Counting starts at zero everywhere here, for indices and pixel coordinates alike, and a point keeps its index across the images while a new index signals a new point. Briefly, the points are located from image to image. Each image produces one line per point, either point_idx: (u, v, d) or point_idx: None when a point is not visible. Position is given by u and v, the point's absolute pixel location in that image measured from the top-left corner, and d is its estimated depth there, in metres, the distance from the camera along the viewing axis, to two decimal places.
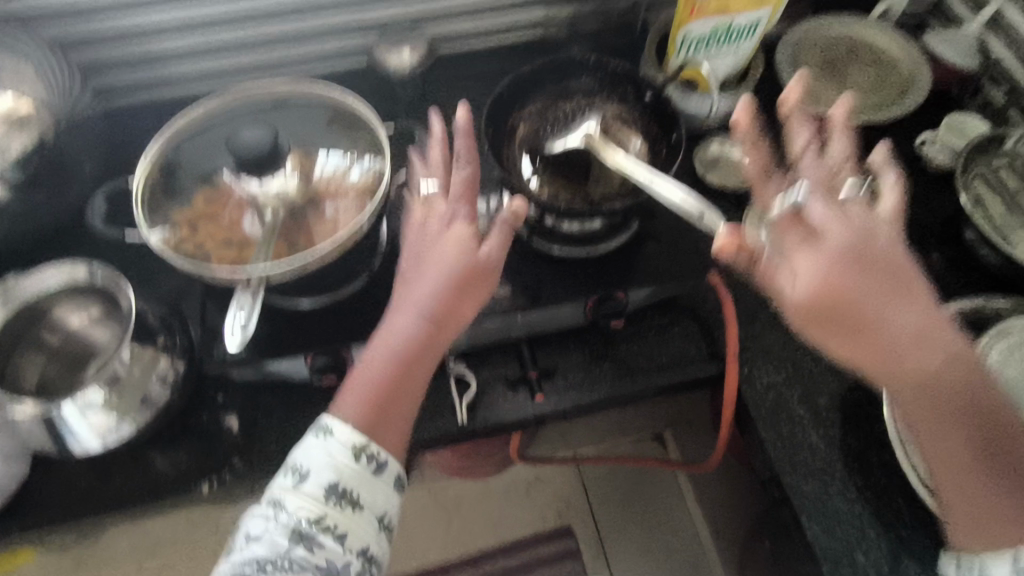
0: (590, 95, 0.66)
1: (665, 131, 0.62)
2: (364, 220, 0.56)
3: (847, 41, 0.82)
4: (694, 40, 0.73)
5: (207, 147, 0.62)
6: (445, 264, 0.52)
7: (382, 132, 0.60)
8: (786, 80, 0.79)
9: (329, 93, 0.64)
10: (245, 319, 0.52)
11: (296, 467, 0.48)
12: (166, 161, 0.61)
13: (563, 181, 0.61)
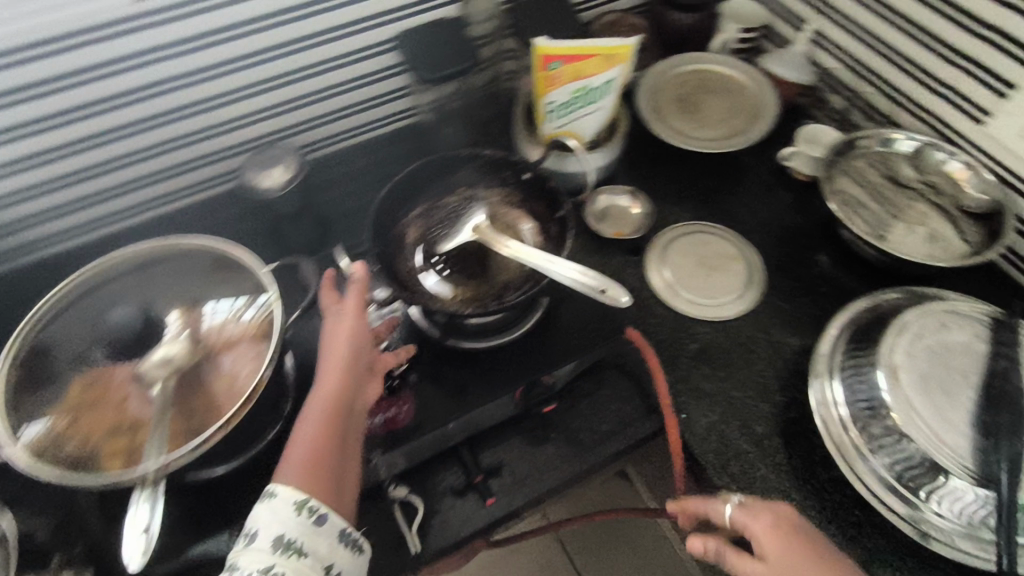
0: (471, 185, 0.67)
1: (550, 208, 0.64)
2: (263, 371, 0.52)
3: (696, 78, 0.86)
4: (558, 106, 0.75)
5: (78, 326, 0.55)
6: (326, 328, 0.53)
7: (264, 272, 0.57)
8: (650, 125, 0.81)
9: (210, 242, 0.59)
10: (148, 524, 0.47)
11: (246, 532, 0.44)
12: (27, 354, 0.52)
13: (464, 278, 0.62)
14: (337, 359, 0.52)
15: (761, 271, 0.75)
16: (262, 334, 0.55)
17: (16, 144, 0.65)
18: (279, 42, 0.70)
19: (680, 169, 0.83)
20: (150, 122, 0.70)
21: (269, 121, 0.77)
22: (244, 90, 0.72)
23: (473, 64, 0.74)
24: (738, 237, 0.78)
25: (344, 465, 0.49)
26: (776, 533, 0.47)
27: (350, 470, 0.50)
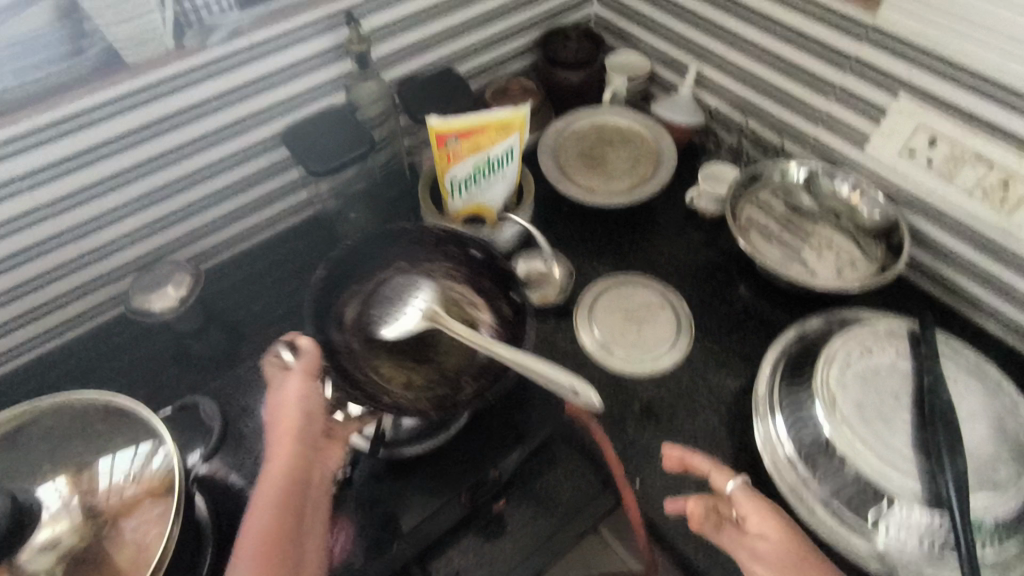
0: (416, 261, 0.66)
1: (501, 287, 0.63)
2: (167, 534, 0.45)
3: (594, 133, 0.87)
4: (462, 180, 0.73)
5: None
6: (287, 403, 0.48)
7: (159, 422, 0.50)
8: (558, 185, 0.80)
9: (97, 393, 0.52)
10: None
11: None
12: None
13: (409, 364, 0.59)
14: (291, 434, 0.46)
15: (687, 315, 0.75)
16: (162, 491, 0.48)
17: None
18: (154, 155, 0.65)
19: (592, 224, 0.84)
20: (15, 258, 0.63)
21: (156, 236, 0.72)
22: (122, 209, 0.67)
23: (368, 149, 0.72)
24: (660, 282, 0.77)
25: (306, 555, 0.41)
26: (769, 531, 0.47)
27: (314, 564, 0.42)
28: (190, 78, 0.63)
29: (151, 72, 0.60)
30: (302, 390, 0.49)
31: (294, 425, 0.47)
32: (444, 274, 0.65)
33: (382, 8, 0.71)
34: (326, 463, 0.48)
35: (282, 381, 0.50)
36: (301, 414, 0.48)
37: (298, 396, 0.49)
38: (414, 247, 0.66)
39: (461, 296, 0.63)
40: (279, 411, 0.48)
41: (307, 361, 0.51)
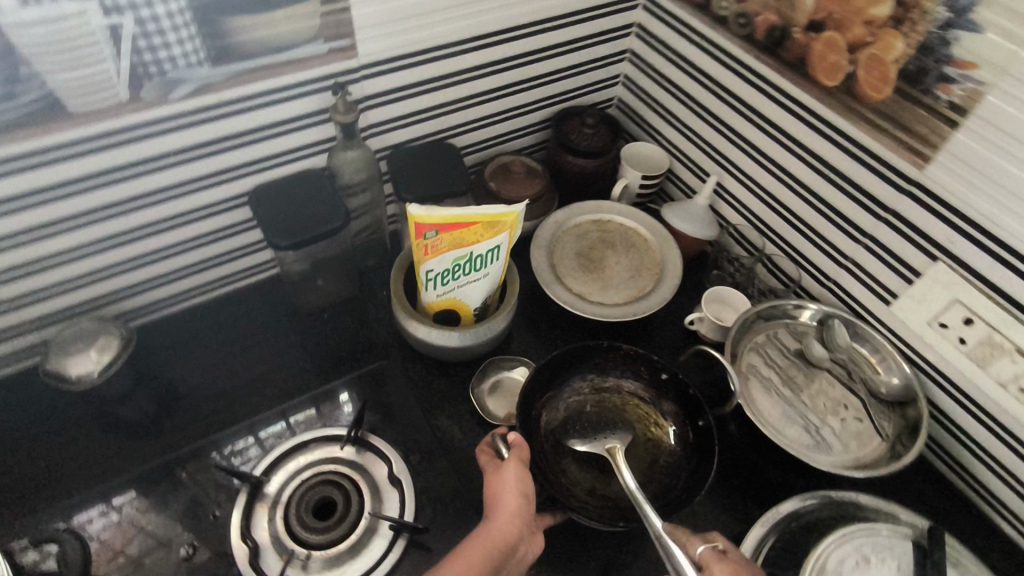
0: (634, 359, 0.67)
1: (687, 415, 0.64)
2: None
3: (595, 230, 0.79)
4: (438, 275, 0.66)
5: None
6: (502, 487, 0.53)
7: None
8: (548, 288, 0.73)
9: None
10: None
11: None
12: None
13: (597, 476, 0.61)
14: (511, 514, 0.51)
15: (674, 445, 0.64)
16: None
17: None
18: (96, 206, 0.58)
19: (575, 329, 0.75)
20: None
21: (89, 288, 0.64)
22: (53, 259, 0.59)
23: (340, 226, 0.63)
24: (646, 400, 0.67)
25: None
26: None
27: None
28: (147, 132, 0.55)
29: (99, 122, 0.53)
30: (521, 475, 0.53)
31: (503, 508, 0.52)
32: (637, 391, 0.67)
33: (376, 75, 0.64)
34: (534, 545, 0.52)
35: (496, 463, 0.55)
36: (518, 500, 0.52)
37: (500, 484, 0.53)
38: (604, 359, 0.68)
39: (644, 415, 0.66)
40: (496, 487, 0.53)
41: (519, 451, 0.55)
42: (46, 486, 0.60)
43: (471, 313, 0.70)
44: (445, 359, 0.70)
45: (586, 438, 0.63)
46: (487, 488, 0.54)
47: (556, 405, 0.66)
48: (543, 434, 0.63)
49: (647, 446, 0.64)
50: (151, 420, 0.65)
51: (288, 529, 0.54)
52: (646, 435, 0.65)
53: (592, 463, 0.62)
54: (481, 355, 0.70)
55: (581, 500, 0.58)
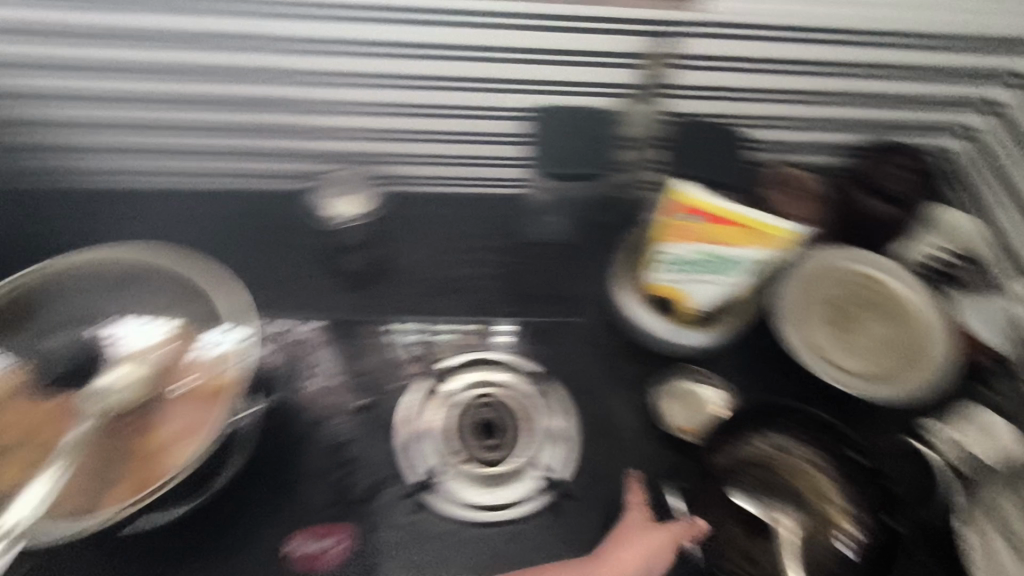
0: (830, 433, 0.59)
1: (880, 511, 0.55)
2: (197, 454, 0.46)
3: (863, 283, 0.67)
4: (676, 259, 0.61)
5: (56, 306, 0.53)
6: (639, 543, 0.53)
7: (230, 304, 0.51)
8: (778, 323, 0.65)
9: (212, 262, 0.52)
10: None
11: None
12: (35, 298, 0.52)
13: (757, 537, 0.55)
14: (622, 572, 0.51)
15: (861, 543, 0.55)
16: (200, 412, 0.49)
17: (132, 83, 0.62)
18: (415, 73, 0.63)
19: (787, 378, 0.67)
20: (242, 104, 0.64)
21: (366, 143, 0.69)
22: (356, 107, 0.65)
23: (600, 174, 0.62)
24: (835, 480, 0.58)
25: None
26: None
27: None
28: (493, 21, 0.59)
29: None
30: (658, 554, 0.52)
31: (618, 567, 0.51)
32: (821, 466, 0.58)
33: (708, 37, 0.61)
34: None
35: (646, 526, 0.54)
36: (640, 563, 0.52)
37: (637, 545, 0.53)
38: (794, 422, 0.60)
39: (830, 496, 0.57)
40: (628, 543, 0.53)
41: (683, 525, 0.54)
42: (271, 293, 0.67)
43: (690, 313, 0.65)
44: (641, 345, 0.66)
45: (750, 497, 0.57)
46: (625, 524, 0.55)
47: (726, 451, 0.60)
48: (706, 480, 0.59)
49: (824, 530, 0.56)
50: (359, 279, 0.68)
51: (449, 430, 0.56)
52: (822, 518, 0.56)
53: (751, 526, 0.56)
54: (682, 357, 0.66)
55: (735, 562, 0.54)
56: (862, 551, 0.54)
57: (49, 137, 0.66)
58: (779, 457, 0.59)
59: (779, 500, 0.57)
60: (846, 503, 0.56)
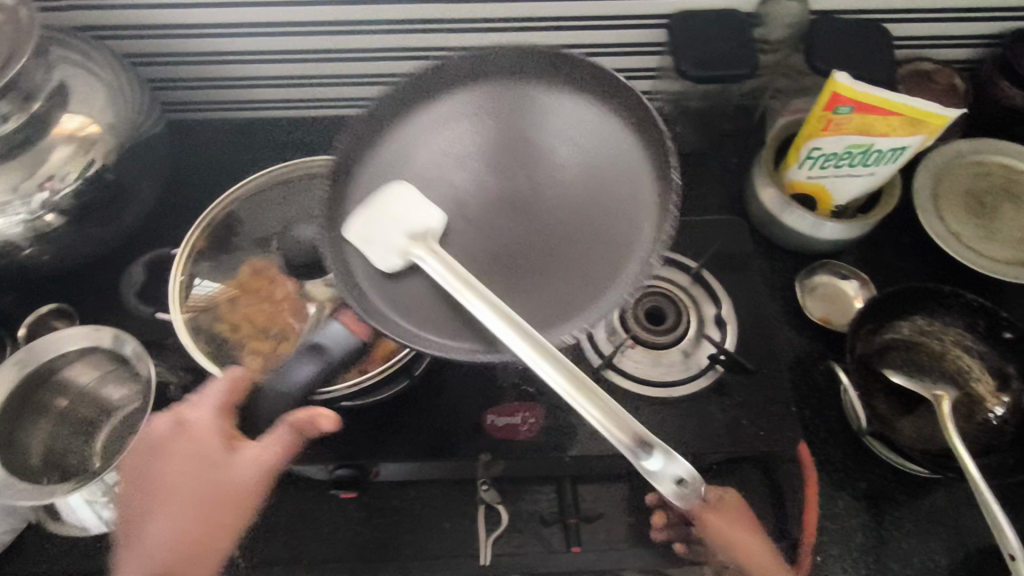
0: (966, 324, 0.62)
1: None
2: None
3: (1000, 174, 0.70)
4: (822, 155, 0.63)
5: (506, 281, 0.48)
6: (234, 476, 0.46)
7: None
8: (920, 215, 0.67)
9: None
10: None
11: None
12: (233, 213, 0.56)
13: (903, 407, 0.60)
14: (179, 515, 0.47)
15: (1006, 412, 0.59)
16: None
17: (282, 8, 0.62)
18: None
19: (930, 268, 0.70)
20: (393, 26, 0.65)
21: None
22: (504, 23, 0.66)
23: (743, 74, 0.64)
24: (976, 350, 0.62)
25: None
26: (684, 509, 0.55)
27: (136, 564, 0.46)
28: None
29: None
30: (274, 452, 0.45)
31: (160, 479, 0.48)
32: (963, 343, 0.62)
33: None
34: None
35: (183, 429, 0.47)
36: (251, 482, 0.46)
37: (233, 436, 0.47)
38: (937, 303, 0.62)
39: (971, 369, 0.61)
40: (200, 466, 0.47)
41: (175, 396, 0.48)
42: None
43: (830, 206, 0.68)
44: (785, 241, 0.70)
45: (903, 372, 0.61)
46: (167, 466, 0.47)
47: (871, 336, 0.63)
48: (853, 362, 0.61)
49: (967, 401, 0.60)
50: None
51: (620, 320, 0.60)
52: (969, 390, 0.60)
53: (910, 402, 0.61)
54: (815, 254, 0.70)
55: (896, 433, 0.59)
56: (1009, 417, 0.59)
57: (210, 64, 0.68)
58: (921, 340, 0.63)
59: (931, 377, 0.61)
60: (1004, 376, 0.60)
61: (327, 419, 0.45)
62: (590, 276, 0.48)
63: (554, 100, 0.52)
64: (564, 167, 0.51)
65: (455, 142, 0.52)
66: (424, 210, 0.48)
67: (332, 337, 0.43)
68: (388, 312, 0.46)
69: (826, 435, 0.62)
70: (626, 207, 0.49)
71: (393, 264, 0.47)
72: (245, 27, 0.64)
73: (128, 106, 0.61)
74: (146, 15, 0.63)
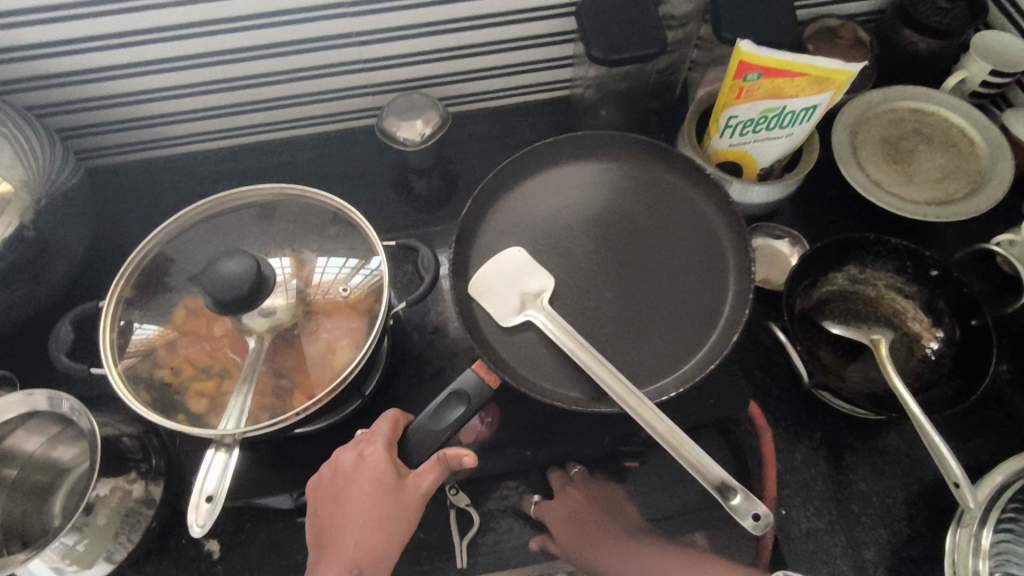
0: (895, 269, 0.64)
1: (959, 311, 0.61)
2: (368, 355, 0.49)
3: (914, 119, 0.72)
4: (740, 122, 0.65)
5: (612, 334, 0.54)
6: (404, 499, 0.45)
7: (371, 233, 0.53)
8: (842, 168, 0.69)
9: (350, 206, 0.54)
10: (211, 493, 0.43)
11: (207, 494, 0.43)
12: (163, 252, 0.54)
13: (846, 355, 0.63)
14: (344, 535, 0.46)
15: (943, 348, 0.61)
16: (352, 327, 0.52)
17: (186, 41, 0.61)
18: None
19: (859, 217, 0.72)
20: (301, 46, 0.64)
21: (420, 67, 0.70)
22: (414, 31, 0.65)
23: (655, 53, 0.64)
24: (908, 293, 0.64)
25: None
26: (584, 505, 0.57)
27: None
28: None
29: None
30: (429, 477, 0.46)
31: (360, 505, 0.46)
32: (896, 287, 0.64)
33: None
34: None
35: (356, 458, 0.47)
36: (412, 502, 0.45)
37: (404, 470, 0.47)
38: (866, 251, 0.64)
39: (907, 311, 0.64)
40: (357, 491, 0.46)
41: (450, 458, 0.45)
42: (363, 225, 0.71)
43: (755, 170, 0.69)
44: None
45: (842, 323, 0.63)
46: (359, 493, 0.46)
47: (808, 292, 0.65)
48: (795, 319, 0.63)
49: (904, 340, 0.63)
50: (436, 194, 0.74)
51: None
52: (905, 331, 0.63)
53: (852, 349, 0.63)
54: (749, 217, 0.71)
55: (842, 385, 0.60)
56: (945, 352, 0.61)
57: (122, 104, 0.67)
58: (857, 290, 0.65)
59: (869, 323, 0.63)
60: (937, 313, 0.62)
61: (470, 454, 0.45)
62: (649, 329, 0.54)
63: (606, 181, 0.60)
64: (706, 243, 0.57)
65: (542, 206, 0.59)
66: (534, 271, 0.55)
67: (466, 383, 0.47)
68: (510, 367, 0.52)
69: (778, 391, 0.64)
70: (686, 273, 0.56)
71: (512, 319, 0.53)
72: (150, 64, 0.62)
73: (39, 161, 0.59)
74: (44, 65, 0.60)
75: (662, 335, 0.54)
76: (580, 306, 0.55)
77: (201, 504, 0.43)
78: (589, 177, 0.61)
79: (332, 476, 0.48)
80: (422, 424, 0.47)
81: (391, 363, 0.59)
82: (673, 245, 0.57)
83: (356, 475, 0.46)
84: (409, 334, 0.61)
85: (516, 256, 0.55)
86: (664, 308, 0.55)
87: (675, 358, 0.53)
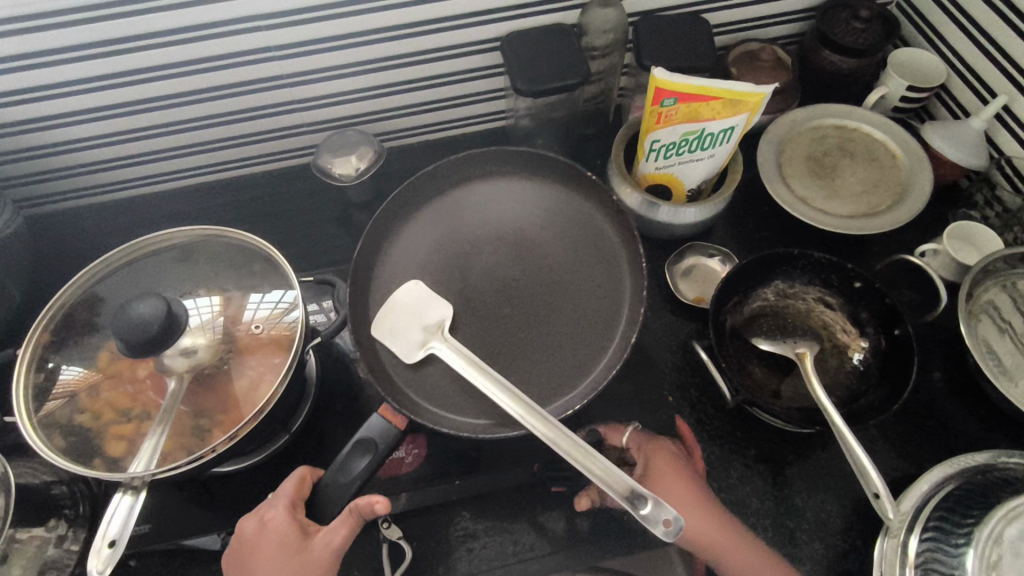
0: (819, 284, 0.65)
1: (883, 322, 0.62)
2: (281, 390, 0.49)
3: (836, 135, 0.74)
4: (662, 146, 0.66)
5: (517, 351, 0.56)
6: (312, 558, 0.46)
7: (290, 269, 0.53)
8: (769, 186, 0.71)
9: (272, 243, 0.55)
10: (114, 537, 0.43)
11: (110, 539, 0.43)
12: (88, 295, 0.55)
13: (776, 370, 0.63)
14: None
15: (869, 357, 0.62)
16: (272, 362, 0.53)
17: (115, 90, 0.62)
18: (394, 25, 0.64)
19: (790, 233, 0.74)
20: (231, 89, 0.66)
21: (352, 104, 0.72)
22: (341, 70, 0.67)
23: (574, 83, 0.66)
24: (834, 306, 0.65)
25: None
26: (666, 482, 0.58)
27: None
28: None
29: None
30: (340, 531, 0.47)
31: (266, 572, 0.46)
32: (822, 301, 0.66)
33: None
34: None
35: (260, 525, 0.48)
36: (322, 560, 0.46)
37: (310, 530, 0.48)
38: (790, 267, 0.66)
39: (834, 324, 0.65)
40: (260, 557, 0.46)
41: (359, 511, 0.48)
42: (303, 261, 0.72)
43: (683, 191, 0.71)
44: (652, 230, 0.73)
45: (772, 339, 0.63)
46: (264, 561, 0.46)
47: (737, 309, 0.65)
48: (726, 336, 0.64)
49: (832, 353, 0.63)
50: None
51: None
52: (833, 342, 0.64)
53: (782, 365, 0.63)
54: (681, 237, 0.73)
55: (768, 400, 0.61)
56: (870, 362, 0.62)
57: (60, 153, 0.68)
58: (784, 307, 0.67)
59: (798, 336, 0.64)
60: (863, 325, 0.63)
61: (381, 500, 0.47)
62: (553, 344, 0.56)
63: (508, 202, 0.63)
64: (604, 251, 0.60)
65: (445, 231, 0.62)
66: (433, 302, 0.57)
67: (373, 430, 0.49)
68: (415, 402, 0.53)
69: (713, 408, 0.64)
70: (587, 283, 0.59)
71: (416, 355, 0.54)
72: (82, 113, 0.64)
73: None
74: None
75: (567, 349, 0.56)
76: (484, 332, 0.57)
77: (103, 549, 0.43)
78: (491, 200, 0.64)
79: (240, 545, 0.48)
80: (330, 479, 0.49)
81: (323, 397, 0.59)
82: (573, 256, 0.60)
83: (263, 540, 0.47)
84: (341, 367, 0.61)
85: (413, 290, 0.57)
86: (567, 320, 0.57)
87: (579, 369, 0.55)
